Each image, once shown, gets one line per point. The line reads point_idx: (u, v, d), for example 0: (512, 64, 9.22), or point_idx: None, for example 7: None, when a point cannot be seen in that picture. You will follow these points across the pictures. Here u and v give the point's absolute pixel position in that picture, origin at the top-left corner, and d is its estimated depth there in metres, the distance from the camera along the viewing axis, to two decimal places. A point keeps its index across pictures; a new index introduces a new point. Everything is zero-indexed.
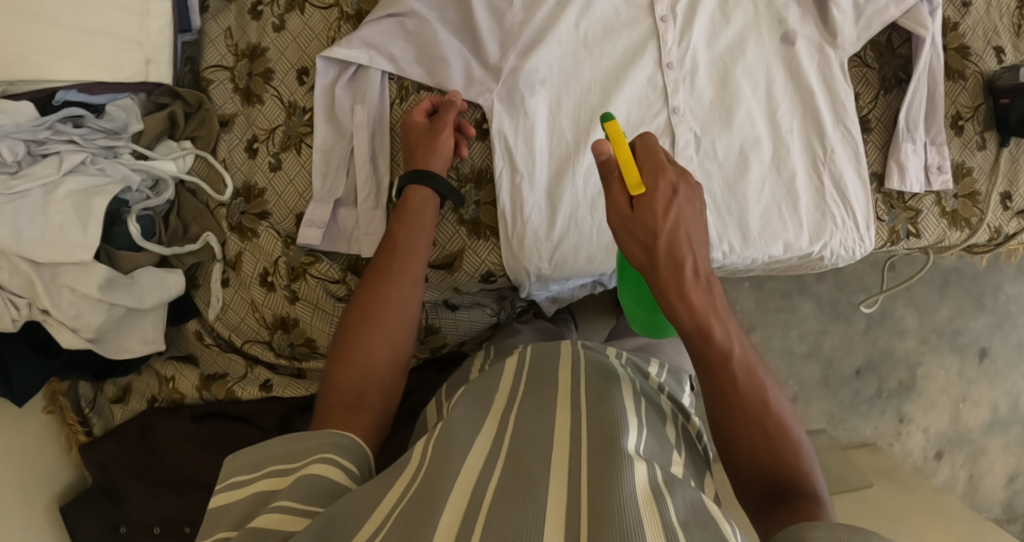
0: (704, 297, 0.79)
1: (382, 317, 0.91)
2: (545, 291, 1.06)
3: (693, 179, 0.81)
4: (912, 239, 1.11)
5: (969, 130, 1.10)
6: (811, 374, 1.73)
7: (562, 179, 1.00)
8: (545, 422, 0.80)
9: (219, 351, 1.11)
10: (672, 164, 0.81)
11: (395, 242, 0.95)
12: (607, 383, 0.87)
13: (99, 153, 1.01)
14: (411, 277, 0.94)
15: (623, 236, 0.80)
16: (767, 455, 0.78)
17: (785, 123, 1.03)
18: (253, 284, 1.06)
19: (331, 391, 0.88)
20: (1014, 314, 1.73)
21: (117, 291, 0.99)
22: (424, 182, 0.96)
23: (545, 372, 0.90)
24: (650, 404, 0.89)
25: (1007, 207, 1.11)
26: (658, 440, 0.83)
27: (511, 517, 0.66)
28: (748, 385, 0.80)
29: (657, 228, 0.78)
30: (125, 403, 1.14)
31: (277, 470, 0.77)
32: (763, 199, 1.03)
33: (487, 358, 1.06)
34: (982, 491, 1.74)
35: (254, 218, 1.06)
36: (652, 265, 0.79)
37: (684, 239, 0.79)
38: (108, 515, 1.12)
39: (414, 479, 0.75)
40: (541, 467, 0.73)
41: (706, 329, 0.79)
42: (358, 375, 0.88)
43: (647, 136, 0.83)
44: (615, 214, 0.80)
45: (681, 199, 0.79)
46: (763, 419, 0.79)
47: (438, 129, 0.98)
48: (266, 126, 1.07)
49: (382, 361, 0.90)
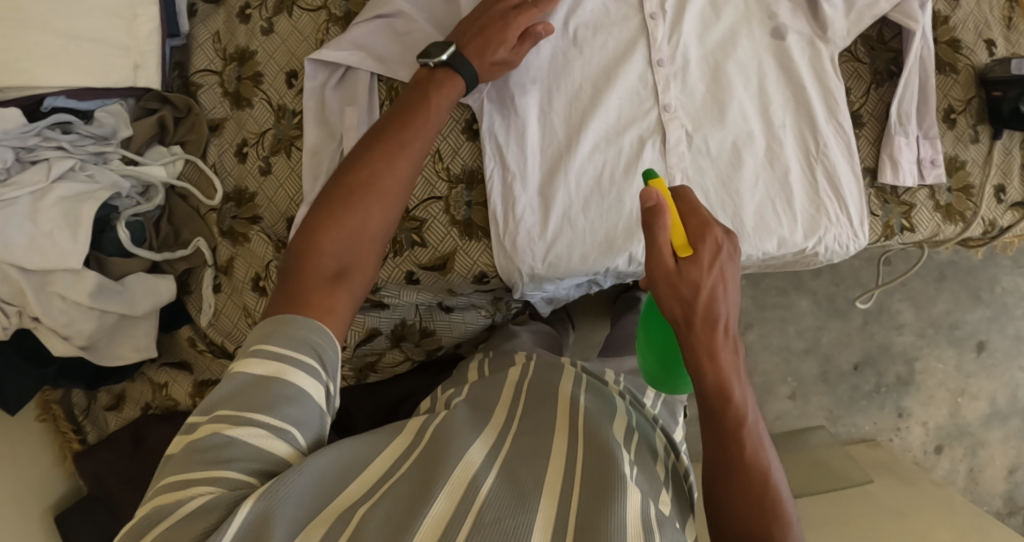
0: (731, 360, 0.79)
1: (383, 186, 0.84)
2: (539, 292, 1.05)
3: (736, 240, 0.81)
4: (906, 233, 1.10)
5: (962, 123, 1.10)
6: (810, 370, 1.73)
7: (555, 178, 0.99)
8: (540, 443, 0.79)
9: (213, 357, 1.08)
10: (718, 222, 0.80)
11: (407, 117, 0.88)
12: (605, 413, 0.87)
13: (88, 159, 1.01)
14: (418, 156, 0.87)
15: (664, 290, 0.79)
16: (759, 520, 0.78)
17: (778, 118, 1.03)
18: (245, 289, 1.05)
19: (308, 259, 0.79)
20: (1011, 306, 1.73)
21: (107, 298, 0.98)
22: (462, 74, 0.92)
23: (545, 391, 0.89)
24: (644, 440, 0.89)
25: (1001, 200, 1.11)
26: (648, 480, 0.82)
27: (501, 523, 0.67)
28: (754, 457, 0.80)
29: (700, 283, 0.78)
30: (119, 411, 1.14)
31: (262, 352, 0.72)
32: (757, 194, 1.02)
33: (484, 365, 1.03)
34: (982, 484, 1.74)
35: (245, 223, 1.05)
36: (687, 318, 0.79)
37: (723, 299, 0.78)
38: (103, 524, 1.12)
39: (407, 458, 0.76)
40: (534, 484, 0.72)
41: (726, 392, 0.79)
42: (342, 245, 0.81)
43: (687, 189, 0.82)
44: (658, 266, 0.78)
45: (726, 258, 0.79)
46: (762, 490, 0.79)
47: (509, 48, 0.95)
48: (257, 130, 1.06)
49: (374, 226, 0.83)
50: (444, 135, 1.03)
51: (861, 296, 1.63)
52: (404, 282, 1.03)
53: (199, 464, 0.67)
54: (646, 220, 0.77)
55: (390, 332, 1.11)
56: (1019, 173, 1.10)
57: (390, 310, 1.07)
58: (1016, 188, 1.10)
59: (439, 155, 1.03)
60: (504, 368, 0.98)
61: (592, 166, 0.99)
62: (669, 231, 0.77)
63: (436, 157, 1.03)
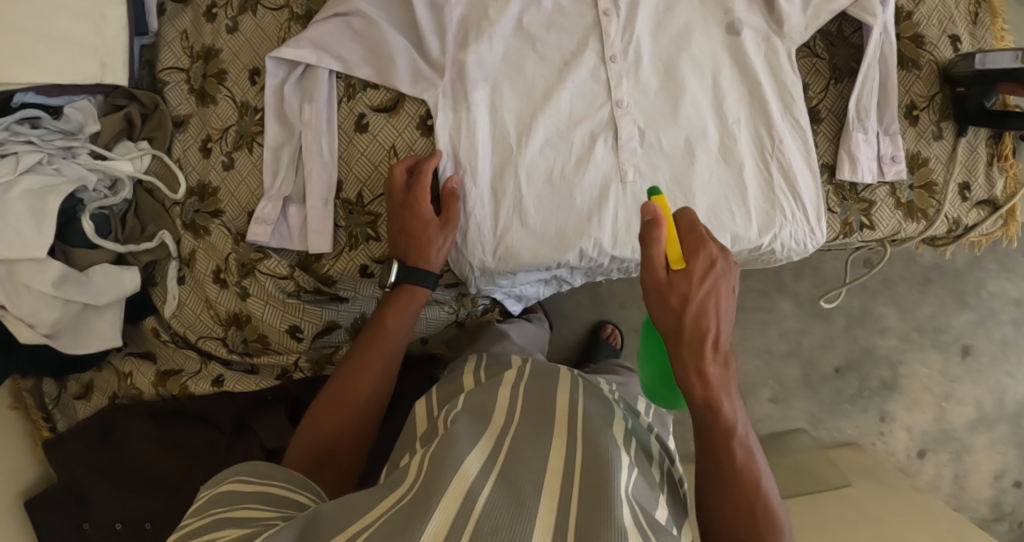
0: (718, 373, 0.86)
1: (357, 389, 0.96)
2: (495, 286, 1.07)
3: (730, 256, 0.87)
4: (865, 230, 1.07)
5: (924, 120, 1.05)
6: (792, 373, 1.71)
7: (505, 173, 1.00)
8: (540, 445, 0.84)
9: (177, 348, 1.10)
10: (713, 240, 0.87)
11: (377, 333, 0.99)
12: (603, 417, 0.93)
13: (56, 153, 1.04)
14: (387, 358, 0.99)
15: (656, 300, 0.86)
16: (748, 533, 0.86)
17: (732, 113, 1.00)
18: (206, 281, 1.07)
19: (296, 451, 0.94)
20: (998, 311, 1.71)
21: (69, 287, 1.01)
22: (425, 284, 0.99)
23: (544, 394, 0.96)
24: (640, 444, 0.98)
25: (965, 197, 1.07)
26: (648, 481, 0.89)
27: (499, 533, 0.70)
28: (746, 465, 0.88)
29: (690, 294, 0.85)
30: (88, 400, 1.17)
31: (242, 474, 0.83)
32: (711, 190, 1.00)
33: (480, 363, 1.12)
34: (967, 490, 1.72)
35: (206, 216, 1.07)
36: (678, 327, 0.85)
37: (713, 313, 0.85)
38: (72, 512, 1.16)
39: (414, 484, 0.78)
40: (532, 490, 0.75)
41: (715, 404, 0.87)
42: (329, 448, 0.94)
43: (687, 209, 0.89)
44: (651, 275, 0.86)
45: (719, 272, 0.86)
46: (752, 501, 0.87)
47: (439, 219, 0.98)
48: (220, 126, 1.09)
49: (356, 423, 0.96)
50: (399, 130, 1.03)
51: (826, 296, 1.60)
52: (359, 276, 1.05)
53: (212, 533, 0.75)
54: (644, 229, 0.84)
55: (350, 326, 1.10)
56: (984, 171, 1.07)
57: (349, 302, 1.08)
58: (980, 185, 1.07)
59: (395, 151, 1.03)
60: (500, 372, 1.05)
61: (542, 162, 1.00)
62: (664, 244, 0.85)
63: (391, 152, 1.03)
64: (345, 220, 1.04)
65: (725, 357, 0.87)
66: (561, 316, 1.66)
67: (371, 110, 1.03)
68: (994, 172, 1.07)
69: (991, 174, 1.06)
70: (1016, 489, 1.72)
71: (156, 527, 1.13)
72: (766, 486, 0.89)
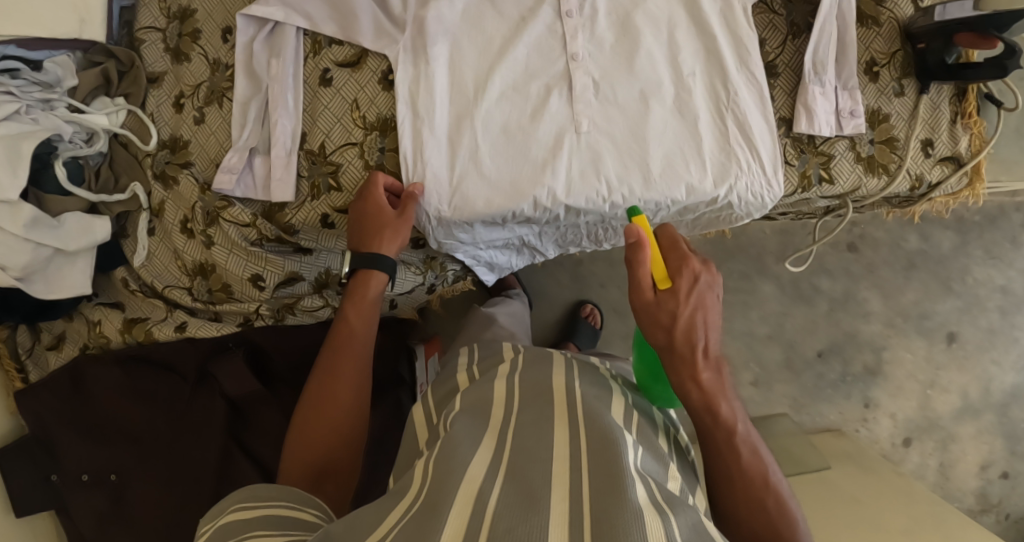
0: (713, 379, 0.90)
1: (340, 399, 0.99)
2: (455, 239, 1.09)
3: (713, 268, 0.92)
4: (824, 185, 1.04)
5: (885, 76, 1.03)
6: (773, 356, 1.69)
7: (462, 124, 1.02)
8: (541, 432, 0.85)
9: (144, 297, 1.14)
10: (694, 255, 0.92)
11: (340, 338, 1.03)
12: (601, 398, 0.94)
13: (34, 105, 1.07)
14: (356, 360, 1.02)
15: (647, 319, 0.91)
16: (764, 528, 0.87)
17: (687, 68, 1.01)
18: (174, 230, 1.10)
19: (295, 461, 0.97)
20: (984, 298, 1.68)
21: (40, 231, 1.04)
22: (380, 266, 1.01)
23: (541, 381, 0.96)
24: (644, 417, 0.97)
25: (928, 153, 1.04)
26: (655, 455, 0.89)
27: (514, 532, 0.70)
28: (751, 460, 0.89)
29: (678, 311, 0.89)
30: (59, 351, 1.19)
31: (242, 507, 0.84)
32: (666, 141, 1.01)
33: (474, 357, 1.14)
34: (953, 480, 1.72)
35: (176, 167, 1.11)
36: (670, 342, 0.90)
37: (702, 325, 0.89)
38: (41, 462, 1.20)
39: (417, 496, 0.79)
40: (542, 484, 0.76)
41: (714, 408, 0.89)
42: (324, 454, 0.97)
43: (668, 228, 0.94)
44: (640, 297, 0.91)
45: (703, 285, 0.90)
46: (763, 494, 0.88)
47: (394, 218, 1.00)
48: (193, 82, 1.12)
49: (347, 427, 0.99)
50: (362, 84, 1.05)
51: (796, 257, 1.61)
52: (320, 226, 1.07)
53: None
54: (628, 252, 0.90)
55: (313, 279, 1.13)
56: (948, 127, 1.03)
57: (313, 256, 1.12)
58: (944, 141, 1.04)
59: (358, 105, 1.05)
60: (493, 367, 1.06)
61: (498, 113, 1.02)
62: (648, 265, 0.90)
63: (353, 105, 1.05)
64: (308, 171, 1.06)
65: (717, 363, 0.91)
66: (541, 295, 1.67)
67: (335, 65, 1.06)
68: (958, 130, 1.04)
69: (955, 131, 1.03)
70: (1003, 480, 1.72)
71: (121, 478, 1.16)
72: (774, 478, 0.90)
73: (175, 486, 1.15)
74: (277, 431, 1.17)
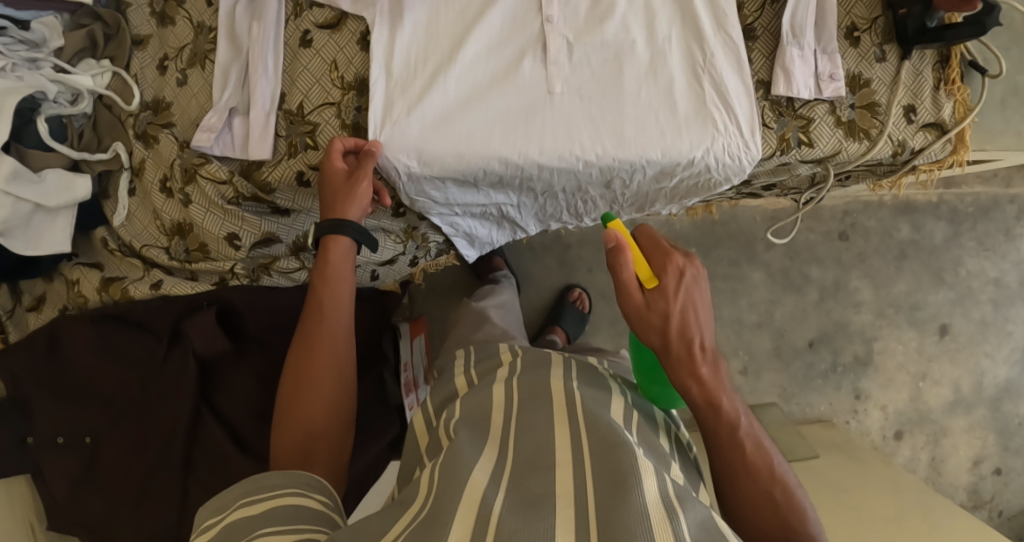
0: (712, 374, 0.83)
1: (322, 371, 0.95)
2: (427, 195, 1.10)
3: (699, 261, 0.85)
4: (804, 148, 1.04)
5: (866, 42, 1.02)
6: (762, 345, 1.67)
7: (436, 83, 1.01)
8: (541, 436, 0.83)
9: (123, 257, 1.15)
10: (677, 249, 0.85)
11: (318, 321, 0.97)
12: (599, 397, 0.91)
13: (21, 63, 1.07)
14: (337, 328, 0.97)
15: (638, 323, 0.84)
16: (772, 521, 0.79)
17: (663, 31, 1.00)
18: (154, 189, 1.11)
19: (278, 453, 0.92)
20: (976, 290, 1.66)
21: (21, 184, 1.04)
22: (343, 232, 0.97)
23: (537, 382, 0.94)
24: (643, 415, 0.93)
25: (911, 120, 1.03)
26: (655, 454, 0.84)
27: (519, 535, 0.69)
28: (756, 454, 0.82)
29: (669, 310, 0.82)
30: (39, 312, 1.22)
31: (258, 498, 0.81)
32: (640, 104, 1.00)
33: (470, 359, 1.11)
34: (944, 474, 1.69)
35: (157, 127, 1.12)
36: (665, 344, 0.83)
37: (695, 322, 0.83)
38: (14, 424, 1.19)
39: (423, 503, 0.77)
40: (545, 493, 0.74)
41: (714, 403, 0.82)
42: (305, 445, 0.92)
43: (645, 226, 0.87)
44: (629, 301, 0.84)
45: (690, 280, 0.83)
46: (769, 486, 0.80)
47: (351, 175, 0.99)
48: (177, 45, 1.13)
49: (326, 416, 0.94)
50: (341, 45, 1.05)
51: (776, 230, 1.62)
52: (296, 184, 1.08)
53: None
54: (608, 256, 0.83)
55: (290, 242, 1.16)
56: (931, 94, 1.03)
57: (292, 217, 1.14)
58: (927, 108, 1.03)
59: (336, 66, 1.06)
60: (491, 371, 1.04)
61: (474, 74, 1.02)
62: (632, 267, 0.83)
63: (331, 66, 1.06)
64: (286, 130, 1.07)
65: (716, 357, 0.84)
66: (528, 279, 1.67)
67: (315, 27, 1.06)
68: (941, 96, 1.03)
69: (938, 98, 1.03)
70: (995, 477, 1.70)
71: (95, 440, 1.17)
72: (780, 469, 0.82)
73: (144, 452, 1.16)
74: (245, 391, 1.19)
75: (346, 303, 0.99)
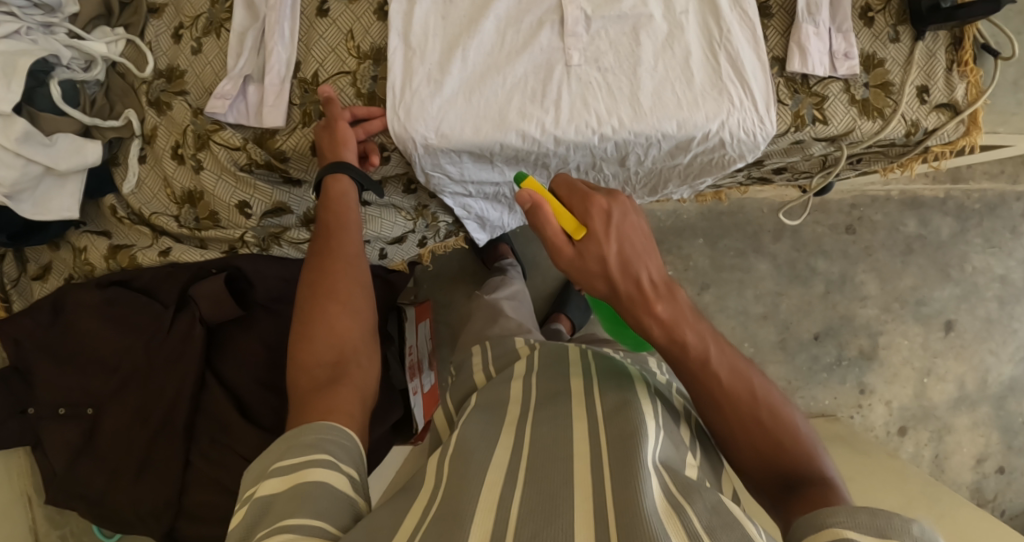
0: (669, 307, 0.81)
1: (336, 314, 0.89)
2: (441, 170, 1.09)
3: (621, 195, 0.84)
4: (818, 126, 1.04)
5: (880, 22, 1.03)
6: (768, 336, 1.67)
7: (453, 53, 1.01)
8: (561, 430, 0.81)
9: (131, 225, 1.17)
10: (597, 190, 0.84)
11: (327, 256, 0.93)
12: (622, 387, 0.87)
13: (35, 28, 1.05)
14: (350, 268, 0.93)
15: (579, 276, 0.83)
16: (766, 446, 0.78)
17: (680, 5, 1.00)
18: (165, 156, 1.11)
19: (299, 372, 0.86)
20: (982, 287, 1.66)
21: (33, 147, 1.03)
22: (347, 170, 0.98)
23: (556, 375, 0.92)
24: (666, 404, 0.88)
25: (924, 100, 1.04)
26: (674, 443, 0.82)
27: (539, 537, 0.67)
28: (733, 380, 0.80)
29: (604, 254, 0.81)
30: (44, 281, 1.22)
31: (292, 464, 0.76)
32: (657, 76, 1.01)
33: (488, 355, 1.04)
34: (948, 471, 1.68)
35: (172, 95, 1.11)
36: (613, 290, 0.82)
37: (634, 257, 0.81)
38: (17, 395, 1.18)
39: (433, 501, 0.75)
40: (563, 484, 0.73)
41: (679, 337, 0.80)
42: (334, 367, 0.86)
43: (563, 177, 0.87)
44: (563, 257, 0.83)
45: (617, 216, 0.82)
46: (754, 411, 0.79)
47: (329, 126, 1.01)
48: (193, 14, 1.12)
49: (346, 335, 0.88)
50: (357, 15, 1.05)
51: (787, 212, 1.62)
52: (310, 153, 1.08)
53: (275, 519, 0.71)
54: (529, 218, 0.82)
55: (301, 213, 1.17)
56: (944, 75, 1.03)
57: (302, 188, 1.15)
58: (940, 89, 1.03)
59: (352, 35, 1.05)
60: (511, 363, 1.00)
61: (490, 42, 1.02)
62: (555, 220, 0.82)
63: (348, 36, 1.05)
64: (300, 98, 1.07)
65: (670, 288, 0.82)
66: (534, 266, 1.66)
67: None
68: (954, 77, 1.03)
69: (952, 79, 1.03)
70: (998, 475, 1.69)
71: (97, 412, 1.15)
72: (761, 388, 0.80)
73: (146, 420, 1.14)
74: (251, 356, 1.19)
75: (355, 223, 0.96)
